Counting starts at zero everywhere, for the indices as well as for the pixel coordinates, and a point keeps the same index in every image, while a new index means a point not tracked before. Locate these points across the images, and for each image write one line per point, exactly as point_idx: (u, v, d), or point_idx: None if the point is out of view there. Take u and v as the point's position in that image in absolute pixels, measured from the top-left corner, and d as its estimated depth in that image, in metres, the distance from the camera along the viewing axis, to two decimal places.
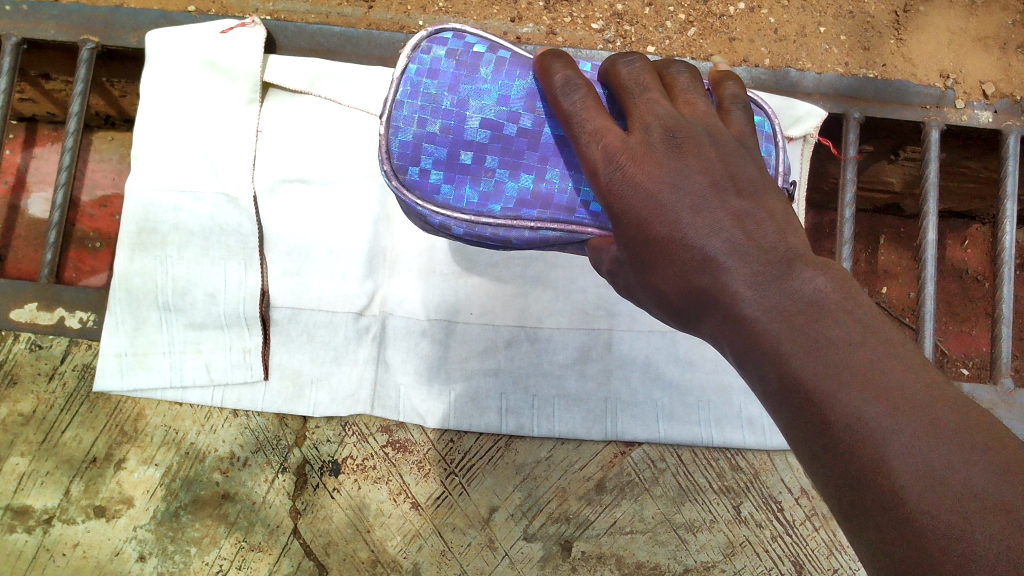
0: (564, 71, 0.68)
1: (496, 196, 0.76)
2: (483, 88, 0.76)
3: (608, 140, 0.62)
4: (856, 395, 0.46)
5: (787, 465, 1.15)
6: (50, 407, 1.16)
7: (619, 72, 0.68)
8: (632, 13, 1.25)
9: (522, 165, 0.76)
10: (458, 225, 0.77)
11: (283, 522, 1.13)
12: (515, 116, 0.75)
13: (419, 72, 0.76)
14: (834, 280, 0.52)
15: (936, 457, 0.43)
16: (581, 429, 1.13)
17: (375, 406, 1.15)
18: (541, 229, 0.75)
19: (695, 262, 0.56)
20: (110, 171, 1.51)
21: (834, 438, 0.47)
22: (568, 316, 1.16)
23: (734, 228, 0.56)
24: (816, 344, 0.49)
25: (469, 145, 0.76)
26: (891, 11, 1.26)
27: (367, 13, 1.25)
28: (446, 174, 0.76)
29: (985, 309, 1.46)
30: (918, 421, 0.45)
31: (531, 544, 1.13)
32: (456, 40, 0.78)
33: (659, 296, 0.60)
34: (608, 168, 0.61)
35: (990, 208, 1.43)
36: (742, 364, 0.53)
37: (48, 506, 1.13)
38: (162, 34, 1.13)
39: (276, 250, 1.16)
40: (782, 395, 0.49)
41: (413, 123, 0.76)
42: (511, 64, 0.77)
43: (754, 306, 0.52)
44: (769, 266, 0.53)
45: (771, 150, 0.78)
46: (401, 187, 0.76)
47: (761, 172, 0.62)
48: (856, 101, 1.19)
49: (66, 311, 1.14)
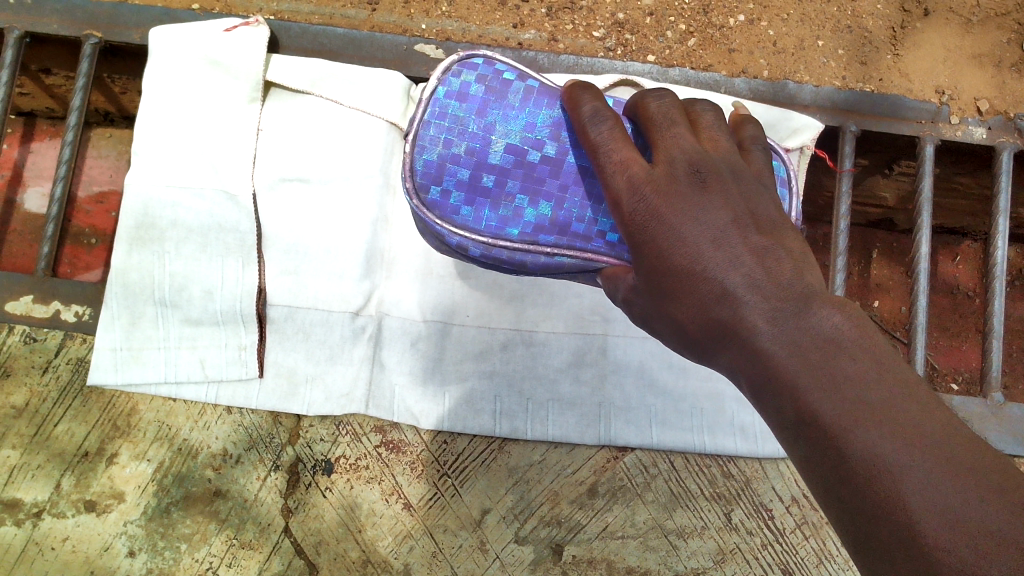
0: (592, 103, 0.71)
1: (514, 220, 0.78)
2: (510, 114, 0.79)
3: (634, 171, 0.64)
4: (875, 431, 0.48)
5: (778, 473, 1.16)
6: (43, 400, 1.15)
7: (648, 106, 0.70)
8: (633, 23, 1.26)
9: (542, 191, 0.78)
10: (476, 246, 0.78)
11: (274, 520, 1.13)
12: (540, 144, 0.78)
13: (448, 94, 0.80)
14: (850, 317, 0.53)
15: (952, 494, 0.44)
16: (575, 432, 1.14)
17: (368, 406, 1.15)
18: (557, 255, 0.77)
19: (714, 295, 0.57)
20: (108, 168, 1.51)
21: (852, 473, 0.48)
22: (563, 320, 1.17)
23: (753, 264, 0.58)
24: (833, 379, 0.50)
25: (492, 168, 0.78)
26: (888, 27, 1.28)
27: (371, 16, 1.27)
28: (467, 195, 0.78)
29: (976, 325, 1.47)
30: (934, 457, 0.46)
31: (522, 548, 1.13)
32: (486, 67, 0.82)
33: (677, 326, 0.61)
34: (632, 198, 0.63)
35: (982, 225, 1.44)
36: (760, 398, 0.54)
37: (38, 499, 1.13)
38: (166, 32, 1.14)
39: (273, 249, 1.16)
40: (800, 429, 0.51)
41: (439, 143, 0.79)
42: (539, 92, 0.80)
43: (771, 340, 0.54)
44: (786, 302, 0.55)
45: (786, 195, 0.82)
46: (421, 205, 0.79)
47: (779, 212, 0.64)
48: (853, 114, 1.20)
49: (62, 305, 1.14)
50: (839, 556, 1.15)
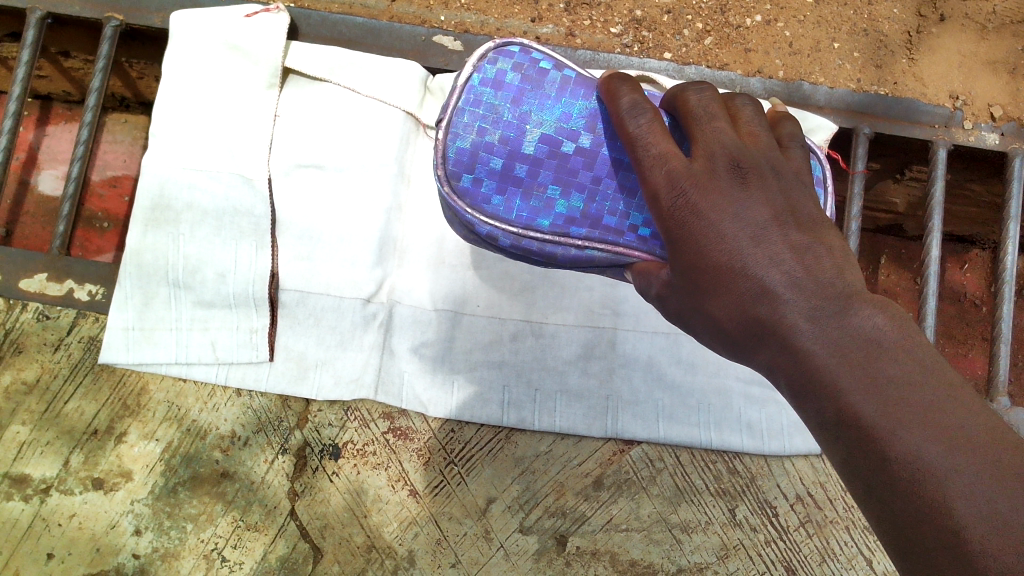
0: (631, 95, 0.72)
1: (545, 212, 0.79)
2: (546, 104, 0.80)
3: (673, 165, 0.65)
4: (919, 433, 0.48)
5: (784, 471, 1.16)
6: (54, 377, 1.16)
7: (689, 99, 0.70)
8: (650, 20, 1.27)
9: (575, 183, 0.79)
10: (505, 236, 0.79)
11: (280, 503, 1.14)
12: (575, 135, 0.79)
13: (484, 82, 0.81)
14: (891, 318, 0.54)
15: (1000, 500, 0.45)
16: (582, 425, 1.15)
17: (378, 392, 1.16)
18: (587, 247, 0.78)
19: (753, 292, 0.58)
20: (122, 152, 1.52)
21: (895, 475, 0.49)
22: (574, 313, 1.18)
23: (793, 262, 0.59)
24: (875, 380, 0.51)
25: (525, 158, 0.79)
26: (904, 31, 1.29)
27: (390, 6, 1.28)
28: (499, 185, 0.80)
29: (983, 333, 1.48)
30: (982, 462, 0.46)
31: (526, 538, 1.13)
32: (523, 55, 0.83)
33: (713, 322, 0.62)
34: (671, 193, 0.64)
35: (991, 234, 1.45)
36: (798, 397, 0.55)
37: (47, 476, 1.13)
38: (187, 16, 1.15)
39: (288, 234, 1.16)
40: (839, 429, 0.52)
41: (473, 132, 0.80)
42: (576, 83, 0.81)
43: (812, 339, 0.55)
44: (826, 302, 0.56)
45: (822, 194, 0.84)
46: (452, 192, 0.80)
47: (819, 209, 0.65)
48: (866, 117, 1.20)
49: (76, 284, 1.15)
50: (843, 555, 1.15)
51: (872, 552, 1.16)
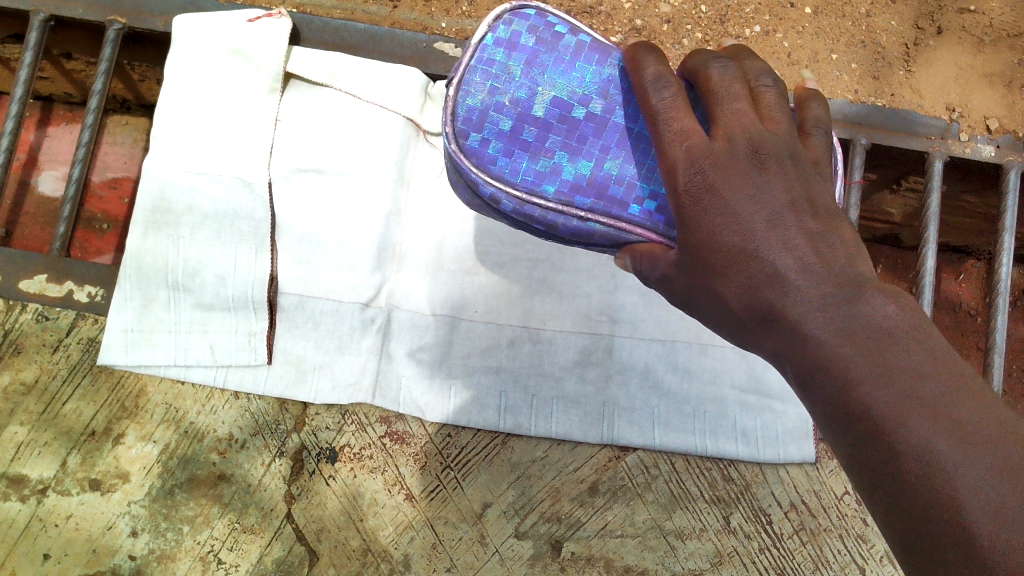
0: (656, 66, 0.71)
1: (551, 177, 0.78)
2: (560, 66, 0.80)
3: (693, 141, 0.65)
4: (929, 427, 0.49)
5: (778, 479, 1.17)
6: (53, 378, 1.16)
7: (715, 73, 0.69)
8: (650, 30, 1.28)
9: (583, 150, 0.79)
10: (509, 200, 0.78)
11: (277, 505, 1.14)
12: (588, 100, 0.80)
13: (499, 41, 0.81)
14: (904, 309, 0.55)
15: (1009, 496, 0.46)
16: (578, 430, 1.15)
17: (375, 395, 1.17)
18: (590, 219, 0.77)
19: (764, 276, 0.59)
20: (123, 154, 1.53)
21: (903, 468, 0.49)
22: (571, 319, 1.18)
23: (806, 248, 0.60)
24: (886, 372, 0.52)
25: (536, 121, 0.79)
26: (902, 43, 1.30)
27: (392, 13, 1.29)
28: (506, 146, 0.79)
29: (977, 342, 1.48)
30: (992, 458, 0.47)
31: (521, 543, 1.14)
32: (538, 18, 0.82)
33: (722, 304, 0.63)
34: (688, 169, 0.64)
35: (986, 244, 1.46)
36: (805, 385, 0.56)
37: (44, 476, 1.14)
38: (189, 19, 1.16)
39: (287, 237, 1.17)
40: (847, 420, 0.53)
41: (484, 90, 0.79)
42: (591, 48, 0.81)
43: (820, 329, 0.55)
44: (838, 290, 0.56)
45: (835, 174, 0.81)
46: (459, 150, 0.79)
47: None
48: (863, 128, 1.21)
49: (75, 285, 1.15)
50: (836, 562, 1.16)
51: (866, 561, 1.16)
